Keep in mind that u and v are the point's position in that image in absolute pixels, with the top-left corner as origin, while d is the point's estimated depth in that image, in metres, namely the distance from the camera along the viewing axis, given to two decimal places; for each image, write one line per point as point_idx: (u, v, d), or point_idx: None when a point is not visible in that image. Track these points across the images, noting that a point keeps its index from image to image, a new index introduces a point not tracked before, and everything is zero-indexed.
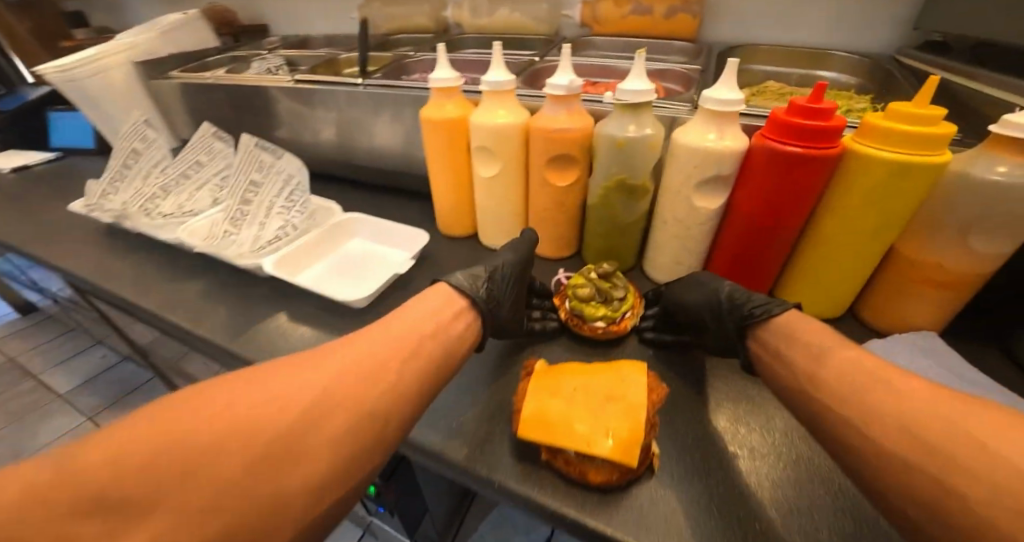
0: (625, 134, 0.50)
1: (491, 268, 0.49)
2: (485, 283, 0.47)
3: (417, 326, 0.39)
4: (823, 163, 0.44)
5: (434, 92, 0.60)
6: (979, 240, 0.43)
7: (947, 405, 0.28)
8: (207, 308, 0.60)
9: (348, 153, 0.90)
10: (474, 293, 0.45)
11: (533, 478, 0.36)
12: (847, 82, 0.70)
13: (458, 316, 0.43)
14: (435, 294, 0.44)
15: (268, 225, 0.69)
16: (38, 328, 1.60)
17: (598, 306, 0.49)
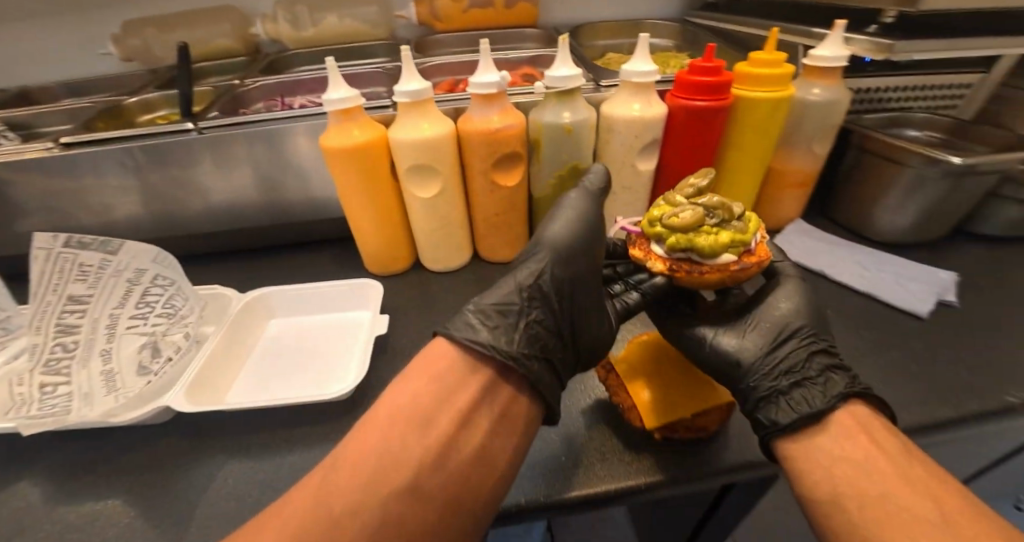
0: (567, 121, 0.51)
1: (526, 291, 0.40)
2: (516, 326, 0.38)
3: (423, 412, 0.33)
4: (723, 112, 0.53)
5: (332, 116, 0.50)
6: (818, 143, 0.61)
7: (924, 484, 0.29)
8: (76, 512, 0.37)
9: (178, 221, 0.66)
10: (523, 343, 0.37)
11: (657, 457, 0.38)
12: (665, 45, 0.86)
13: (478, 394, 0.34)
14: (441, 355, 0.36)
15: (119, 349, 0.47)
16: None
17: (712, 233, 0.38)
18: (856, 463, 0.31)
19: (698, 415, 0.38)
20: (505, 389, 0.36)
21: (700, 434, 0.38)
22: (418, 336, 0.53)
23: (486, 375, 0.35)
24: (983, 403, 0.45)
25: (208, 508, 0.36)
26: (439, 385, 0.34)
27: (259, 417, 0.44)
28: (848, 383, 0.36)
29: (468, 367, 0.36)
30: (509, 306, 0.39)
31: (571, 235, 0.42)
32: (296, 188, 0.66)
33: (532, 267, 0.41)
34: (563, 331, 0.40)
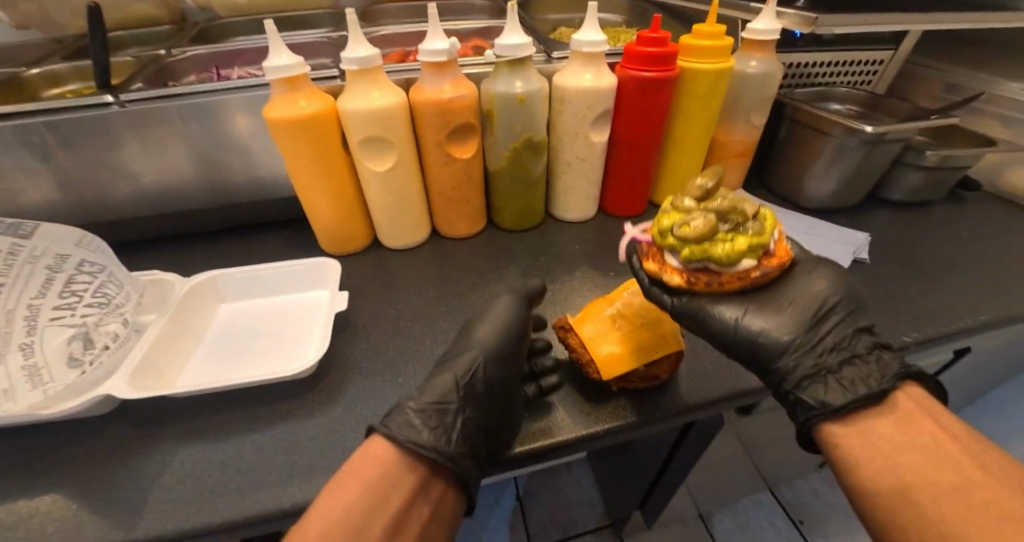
0: (519, 90, 0.51)
1: (463, 389, 0.37)
2: (454, 427, 0.34)
3: (350, 527, 0.29)
4: (669, 83, 0.55)
5: (275, 85, 0.47)
6: (754, 115, 0.65)
7: (984, 466, 0.31)
8: (8, 511, 0.34)
9: (101, 206, 0.61)
10: (458, 445, 0.34)
11: (614, 407, 0.41)
12: (615, 20, 0.87)
13: (414, 500, 0.31)
14: (373, 455, 0.32)
15: (43, 342, 0.41)
16: None
17: (727, 239, 0.36)
18: (924, 452, 0.31)
19: (652, 366, 0.41)
20: (435, 487, 0.33)
21: (652, 383, 0.42)
22: (379, 312, 0.52)
23: (421, 475, 0.32)
24: (885, 342, 0.51)
25: (162, 493, 0.35)
26: (371, 491, 0.30)
27: (213, 400, 0.42)
28: (897, 363, 0.36)
29: (401, 467, 0.32)
30: (449, 404, 0.35)
31: (503, 335, 0.40)
32: (237, 166, 0.62)
33: (465, 361, 0.38)
34: (506, 418, 0.37)
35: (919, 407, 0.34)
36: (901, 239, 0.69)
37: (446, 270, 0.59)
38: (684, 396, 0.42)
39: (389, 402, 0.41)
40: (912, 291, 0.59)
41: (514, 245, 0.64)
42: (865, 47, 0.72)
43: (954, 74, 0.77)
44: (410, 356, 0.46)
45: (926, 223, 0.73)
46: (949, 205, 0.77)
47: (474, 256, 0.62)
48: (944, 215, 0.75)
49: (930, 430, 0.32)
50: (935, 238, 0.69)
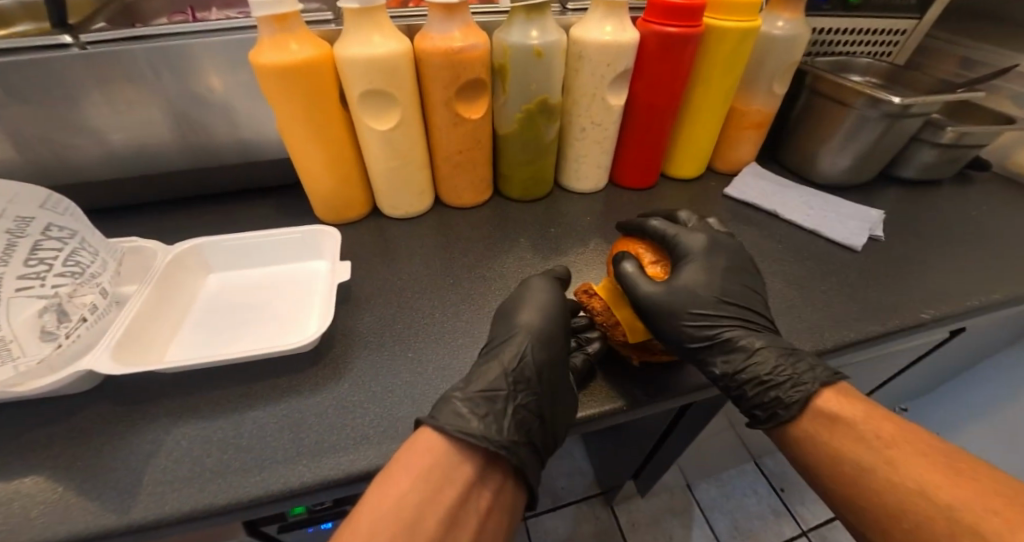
0: (536, 42, 0.47)
1: (511, 375, 0.35)
2: (505, 413, 0.33)
3: (407, 519, 0.27)
4: (694, 41, 0.52)
5: (264, 26, 0.42)
6: (776, 82, 0.62)
7: (918, 472, 0.33)
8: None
9: (64, 163, 0.54)
10: (510, 431, 0.32)
11: (646, 380, 0.40)
12: None
13: (471, 493, 0.30)
14: (424, 448, 0.30)
15: (9, 316, 0.36)
16: None
17: None
18: (835, 471, 0.35)
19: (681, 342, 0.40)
20: (493, 474, 0.32)
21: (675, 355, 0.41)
22: (383, 283, 0.49)
23: (476, 466, 0.31)
24: (901, 319, 0.50)
25: (158, 474, 0.32)
26: (424, 486, 0.28)
27: (204, 376, 0.39)
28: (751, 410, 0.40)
29: (454, 460, 0.30)
30: (496, 391, 0.34)
31: (549, 322, 0.39)
32: (219, 124, 0.56)
33: (512, 348, 0.37)
34: (558, 404, 0.36)
35: (839, 426, 0.36)
36: (910, 216, 0.68)
37: (452, 241, 0.56)
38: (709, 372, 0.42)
39: (399, 377, 0.39)
40: (924, 267, 0.58)
41: (522, 215, 0.60)
42: (889, 14, 0.69)
43: (971, 48, 0.76)
44: (419, 329, 0.44)
45: (934, 202, 0.72)
46: (956, 184, 0.76)
47: (480, 226, 0.58)
48: (952, 194, 0.74)
49: (863, 453, 0.34)
50: (944, 216, 0.69)
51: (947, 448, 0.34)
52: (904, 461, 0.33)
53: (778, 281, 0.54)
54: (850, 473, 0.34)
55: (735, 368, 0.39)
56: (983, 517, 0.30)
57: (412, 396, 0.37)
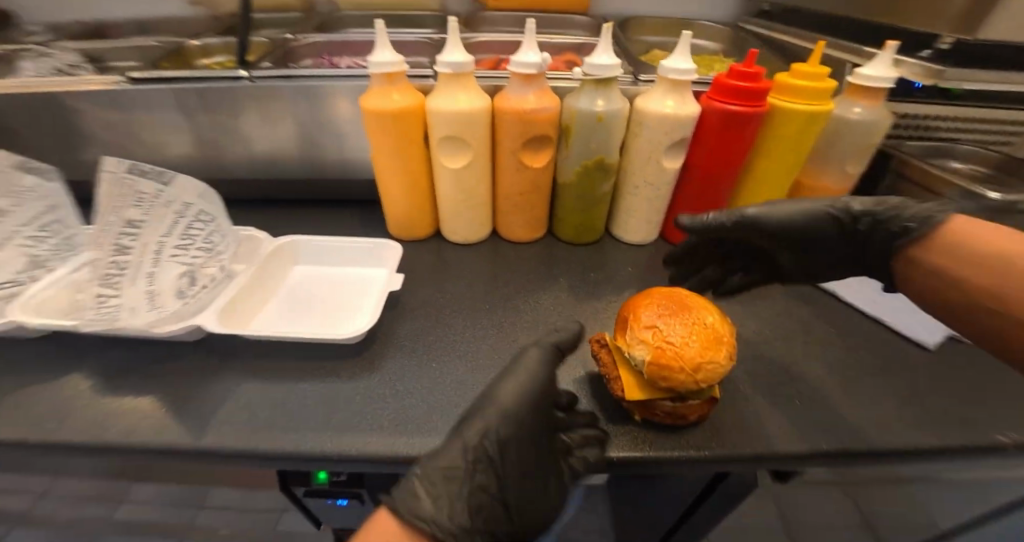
0: (600, 109, 0.52)
1: (472, 453, 0.36)
2: (460, 495, 0.35)
3: None
4: (755, 119, 0.54)
5: (376, 79, 0.52)
6: (850, 163, 0.60)
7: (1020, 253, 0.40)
8: (117, 403, 0.42)
9: (222, 165, 0.71)
10: (462, 510, 0.35)
11: (643, 439, 0.41)
12: (712, 47, 0.85)
13: None
14: (381, 530, 0.33)
15: (161, 274, 0.49)
16: None
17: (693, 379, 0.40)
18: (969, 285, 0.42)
19: (683, 406, 0.39)
20: None
21: (679, 421, 0.40)
22: (428, 297, 0.56)
23: None
24: (967, 437, 0.44)
25: (225, 415, 0.40)
26: None
27: (275, 347, 0.48)
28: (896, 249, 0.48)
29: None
30: (457, 472, 0.35)
31: (525, 401, 0.39)
32: (336, 146, 0.69)
33: (479, 424, 0.38)
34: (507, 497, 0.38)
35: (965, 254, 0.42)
36: None
37: (499, 271, 0.61)
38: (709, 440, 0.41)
39: (420, 382, 0.44)
40: None
41: (570, 258, 0.64)
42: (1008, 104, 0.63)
43: None
44: (449, 343, 0.49)
45: None
46: None
47: (527, 263, 0.63)
48: None
49: (1001, 254, 0.41)
50: None
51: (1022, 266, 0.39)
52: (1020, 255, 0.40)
53: (823, 367, 0.51)
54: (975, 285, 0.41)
55: (861, 209, 0.49)
56: None
57: (427, 402, 0.42)
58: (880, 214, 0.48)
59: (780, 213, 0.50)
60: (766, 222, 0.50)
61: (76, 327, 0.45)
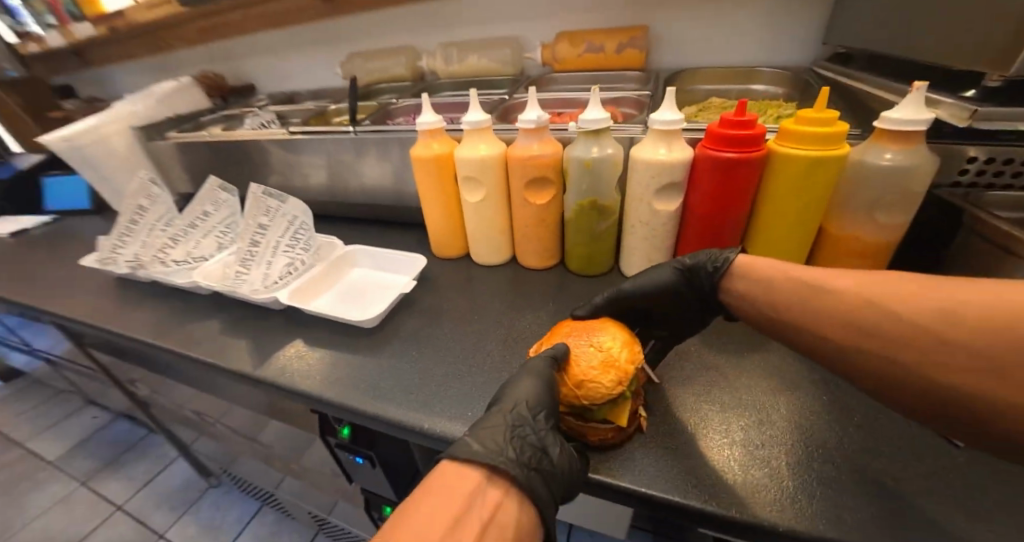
0: (590, 156, 0.59)
1: (511, 414, 0.40)
2: (508, 440, 0.38)
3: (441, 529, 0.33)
4: (749, 166, 0.54)
5: (421, 134, 0.68)
6: (884, 213, 0.55)
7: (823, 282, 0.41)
8: (229, 342, 0.65)
9: (339, 192, 0.98)
10: (510, 450, 0.38)
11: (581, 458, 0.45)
12: (775, 93, 0.82)
13: (485, 497, 0.35)
14: (440, 475, 0.36)
15: (273, 264, 0.71)
16: (64, 425, 1.69)
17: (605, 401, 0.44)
18: (785, 313, 0.42)
19: (584, 424, 0.45)
20: (501, 484, 0.36)
21: (584, 439, 0.45)
22: (439, 304, 0.69)
23: (484, 478, 0.36)
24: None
25: (275, 367, 0.60)
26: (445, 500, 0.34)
27: (323, 323, 0.67)
28: (710, 282, 0.49)
29: (462, 474, 0.36)
30: (503, 424, 0.39)
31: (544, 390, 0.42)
32: (411, 181, 0.89)
33: (513, 396, 0.41)
34: (547, 450, 0.39)
35: (783, 279, 0.43)
36: None
37: (505, 290, 0.71)
38: (637, 475, 0.43)
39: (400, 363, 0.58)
40: None
41: (577, 287, 0.70)
42: None
43: None
44: (436, 339, 0.62)
45: None
46: None
47: (532, 287, 0.71)
48: None
49: (810, 285, 0.41)
50: None
51: (834, 294, 0.39)
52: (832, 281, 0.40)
53: (800, 437, 0.46)
54: (791, 313, 0.41)
55: (692, 261, 0.51)
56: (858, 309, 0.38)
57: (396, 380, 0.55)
58: (696, 261, 0.50)
59: (640, 284, 0.53)
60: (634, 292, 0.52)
61: (217, 288, 0.71)
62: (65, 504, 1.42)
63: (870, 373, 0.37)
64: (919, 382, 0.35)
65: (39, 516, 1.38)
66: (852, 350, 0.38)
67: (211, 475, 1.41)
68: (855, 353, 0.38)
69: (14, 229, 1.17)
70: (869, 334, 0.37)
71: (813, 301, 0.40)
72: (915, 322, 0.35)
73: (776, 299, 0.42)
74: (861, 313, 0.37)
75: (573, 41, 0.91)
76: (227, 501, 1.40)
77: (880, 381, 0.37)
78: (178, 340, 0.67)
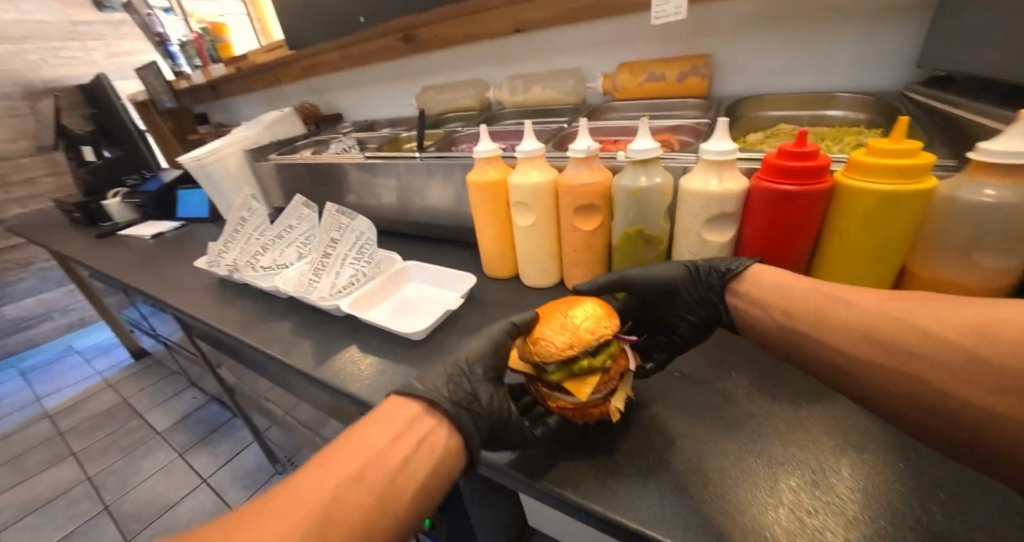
0: (638, 185, 0.59)
1: (455, 367, 0.47)
2: (454, 385, 0.45)
3: (373, 445, 0.40)
4: (812, 199, 0.50)
5: (478, 160, 0.72)
6: (984, 256, 0.47)
7: (836, 297, 0.44)
8: (298, 342, 0.73)
9: (405, 211, 1.05)
10: (451, 394, 0.44)
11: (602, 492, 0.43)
12: (855, 120, 0.76)
13: (421, 427, 0.42)
14: (387, 406, 0.44)
15: (341, 275, 0.78)
16: (172, 402, 1.95)
17: (568, 371, 0.45)
18: (798, 322, 0.45)
19: (547, 390, 0.47)
20: (436, 417, 0.43)
21: (548, 405, 0.47)
22: (483, 322, 0.71)
23: (424, 409, 0.43)
24: None
25: (332, 369, 0.65)
26: (383, 425, 0.42)
27: (377, 333, 0.72)
28: (717, 280, 0.53)
29: (403, 405, 0.44)
30: (457, 376, 0.46)
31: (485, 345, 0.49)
32: (468, 203, 0.94)
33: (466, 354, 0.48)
34: (478, 395, 0.45)
35: (805, 294, 0.46)
36: None
37: None
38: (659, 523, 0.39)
39: None
40: None
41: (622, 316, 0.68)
42: None
43: None
44: None
45: None
46: None
47: None
48: None
49: (826, 297, 0.45)
50: None
51: (847, 304, 0.43)
52: (847, 294, 0.44)
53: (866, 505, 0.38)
54: (802, 320, 0.45)
55: (704, 263, 0.55)
56: (872, 318, 0.41)
57: None
58: (716, 262, 0.54)
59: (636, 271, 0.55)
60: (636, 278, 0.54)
61: (293, 293, 0.79)
62: (163, 471, 1.62)
63: (875, 383, 0.40)
64: (916, 388, 0.37)
65: (143, 479, 1.60)
66: (862, 360, 0.41)
67: (278, 462, 1.54)
68: (866, 358, 0.40)
69: (151, 232, 1.41)
70: (878, 340, 0.40)
71: (836, 318, 0.43)
72: (925, 332, 0.38)
73: (795, 310, 0.46)
74: (882, 330, 0.40)
75: (633, 71, 0.92)
76: None
77: (891, 390, 0.39)
78: (257, 337, 0.76)
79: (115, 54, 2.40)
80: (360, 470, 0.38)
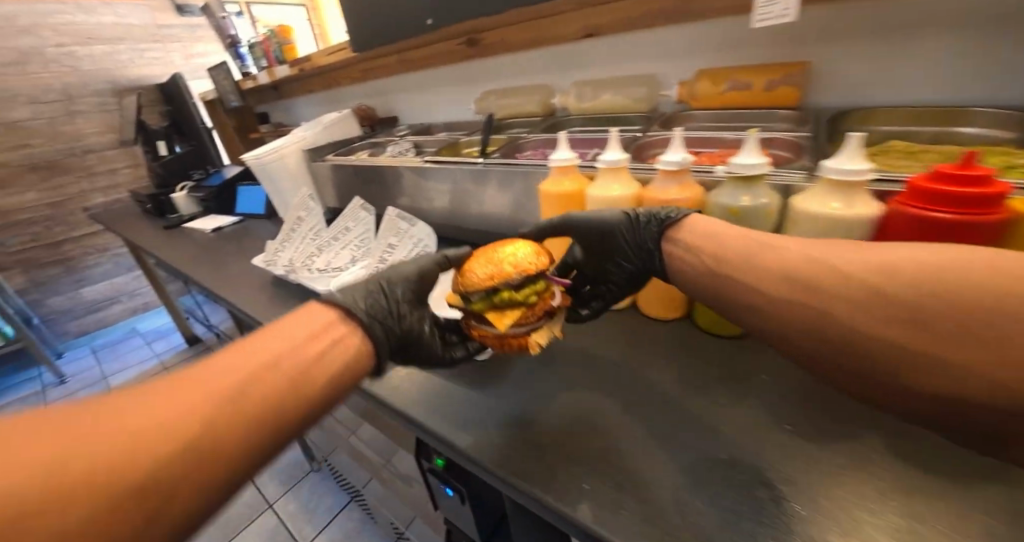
0: (739, 204, 0.53)
1: (373, 285, 0.52)
2: (373, 301, 0.51)
3: (290, 340, 0.42)
4: (977, 231, 0.41)
5: (553, 169, 0.68)
6: None
7: (766, 243, 0.41)
8: None
9: (461, 218, 1.02)
10: (366, 309, 0.49)
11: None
12: (994, 139, 0.66)
13: (336, 331, 0.45)
14: (307, 313, 0.47)
15: None
16: None
17: (493, 304, 0.53)
18: (724, 267, 0.42)
19: (477, 322, 0.55)
20: (351, 324, 0.47)
21: (477, 336, 0.55)
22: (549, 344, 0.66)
23: (341, 318, 0.47)
24: None
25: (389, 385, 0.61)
26: (299, 326, 0.44)
27: None
28: (656, 228, 0.51)
29: (321, 314, 0.46)
30: (376, 293, 0.51)
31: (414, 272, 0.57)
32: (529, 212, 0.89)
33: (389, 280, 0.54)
34: (394, 314, 0.51)
35: (740, 242, 0.43)
36: None
37: (621, 338, 0.66)
38: None
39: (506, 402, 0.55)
40: None
41: (706, 348, 0.60)
42: None
43: None
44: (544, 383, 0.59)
45: None
46: None
47: (648, 338, 0.64)
48: None
49: (760, 244, 0.41)
50: None
51: (778, 250, 0.39)
52: (783, 243, 0.40)
53: None
54: (724, 264, 0.42)
55: (648, 212, 0.53)
56: (802, 263, 0.37)
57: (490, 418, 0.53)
58: (659, 211, 0.53)
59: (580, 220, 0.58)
60: (577, 221, 0.58)
61: None
62: None
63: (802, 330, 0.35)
64: (850, 342, 0.33)
65: None
66: (786, 308, 0.36)
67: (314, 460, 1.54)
68: (791, 303, 0.36)
69: (212, 226, 1.45)
70: (805, 284, 0.36)
71: (757, 259, 0.40)
72: (854, 275, 0.34)
73: (723, 256, 0.43)
74: (802, 273, 0.36)
75: (715, 79, 0.85)
76: (323, 488, 1.50)
77: (831, 346, 0.34)
78: None
79: (190, 56, 2.53)
80: (275, 358, 0.40)
